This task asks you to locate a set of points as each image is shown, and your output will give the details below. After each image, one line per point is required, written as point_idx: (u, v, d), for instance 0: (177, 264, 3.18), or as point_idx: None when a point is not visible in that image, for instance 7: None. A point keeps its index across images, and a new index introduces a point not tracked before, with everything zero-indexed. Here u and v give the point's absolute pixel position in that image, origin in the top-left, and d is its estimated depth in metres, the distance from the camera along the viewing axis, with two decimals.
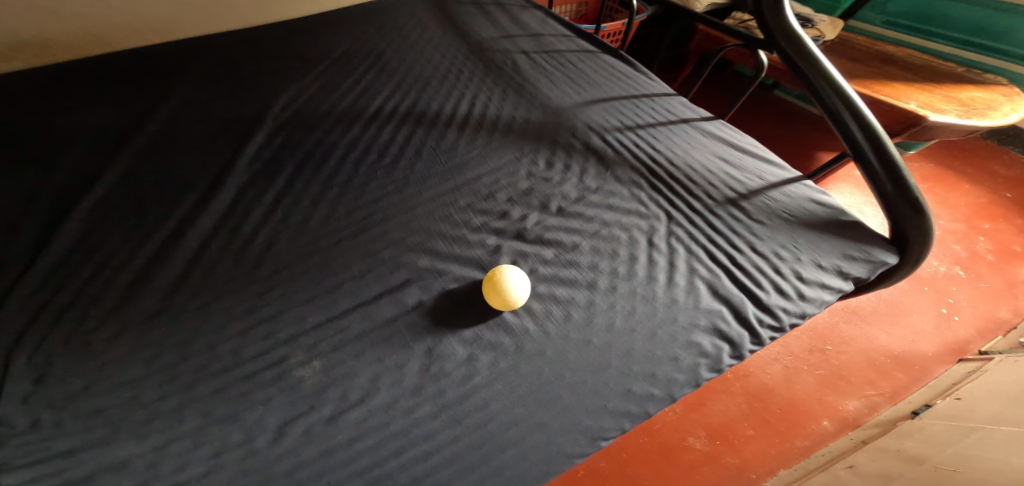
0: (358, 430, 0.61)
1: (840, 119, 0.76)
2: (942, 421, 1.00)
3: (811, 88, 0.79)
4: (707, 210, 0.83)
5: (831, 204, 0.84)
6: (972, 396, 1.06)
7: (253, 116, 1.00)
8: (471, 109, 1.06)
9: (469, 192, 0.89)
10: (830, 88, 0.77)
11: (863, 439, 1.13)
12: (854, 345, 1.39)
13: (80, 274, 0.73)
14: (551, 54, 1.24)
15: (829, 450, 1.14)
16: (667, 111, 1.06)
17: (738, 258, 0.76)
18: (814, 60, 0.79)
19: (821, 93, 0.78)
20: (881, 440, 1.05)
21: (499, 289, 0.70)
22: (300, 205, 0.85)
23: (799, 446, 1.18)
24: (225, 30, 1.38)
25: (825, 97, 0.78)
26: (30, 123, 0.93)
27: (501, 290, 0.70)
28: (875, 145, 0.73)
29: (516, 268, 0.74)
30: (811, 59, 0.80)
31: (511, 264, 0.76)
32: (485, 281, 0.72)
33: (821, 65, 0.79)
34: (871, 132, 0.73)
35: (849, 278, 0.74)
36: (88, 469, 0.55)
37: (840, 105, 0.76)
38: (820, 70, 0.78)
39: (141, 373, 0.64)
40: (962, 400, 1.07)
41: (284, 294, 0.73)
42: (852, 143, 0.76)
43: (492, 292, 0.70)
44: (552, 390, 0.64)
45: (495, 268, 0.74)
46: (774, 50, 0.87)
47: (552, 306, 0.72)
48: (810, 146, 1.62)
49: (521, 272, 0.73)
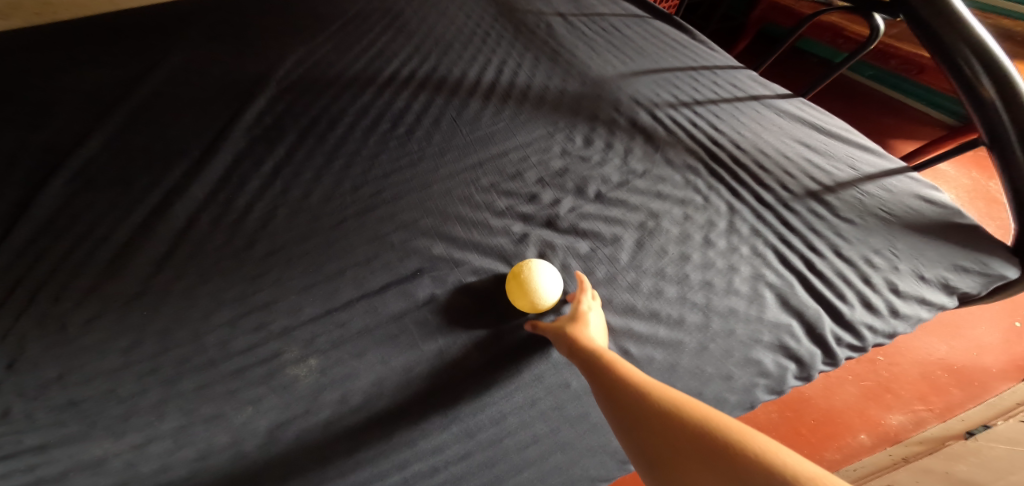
0: (356, 439, 0.53)
1: (983, 97, 0.62)
2: (1004, 445, 0.88)
3: (947, 58, 0.64)
4: (780, 203, 0.70)
5: (940, 202, 0.70)
6: None
7: (256, 78, 0.90)
8: (498, 76, 0.94)
9: (494, 170, 0.77)
10: (976, 57, 0.61)
11: (904, 457, 1.00)
12: (908, 356, 1.24)
13: (60, 246, 0.65)
14: (592, 18, 1.09)
15: (863, 465, 1.02)
16: (732, 86, 0.91)
17: (818, 263, 0.63)
18: (958, 21, 0.62)
19: (961, 64, 0.63)
20: (930, 459, 0.93)
21: (526, 287, 0.59)
22: (302, 177, 0.75)
23: (828, 458, 1.07)
24: None
25: (966, 71, 0.62)
26: (23, 80, 0.85)
27: (528, 287, 0.58)
28: None
29: (544, 262, 0.63)
30: (953, 19, 0.63)
31: (539, 258, 0.64)
32: (511, 278, 0.61)
33: (967, 26, 0.62)
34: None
35: (955, 293, 0.61)
36: (62, 466, 0.49)
37: (987, 79, 0.61)
38: (965, 35, 0.62)
39: (119, 364, 0.56)
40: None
41: (280, 279, 0.64)
42: (993, 128, 0.62)
43: (518, 291, 0.59)
44: (580, 406, 0.58)
45: (523, 262, 0.62)
46: (898, 12, 0.69)
47: None
48: (881, 133, 1.44)
49: (551, 268, 0.61)
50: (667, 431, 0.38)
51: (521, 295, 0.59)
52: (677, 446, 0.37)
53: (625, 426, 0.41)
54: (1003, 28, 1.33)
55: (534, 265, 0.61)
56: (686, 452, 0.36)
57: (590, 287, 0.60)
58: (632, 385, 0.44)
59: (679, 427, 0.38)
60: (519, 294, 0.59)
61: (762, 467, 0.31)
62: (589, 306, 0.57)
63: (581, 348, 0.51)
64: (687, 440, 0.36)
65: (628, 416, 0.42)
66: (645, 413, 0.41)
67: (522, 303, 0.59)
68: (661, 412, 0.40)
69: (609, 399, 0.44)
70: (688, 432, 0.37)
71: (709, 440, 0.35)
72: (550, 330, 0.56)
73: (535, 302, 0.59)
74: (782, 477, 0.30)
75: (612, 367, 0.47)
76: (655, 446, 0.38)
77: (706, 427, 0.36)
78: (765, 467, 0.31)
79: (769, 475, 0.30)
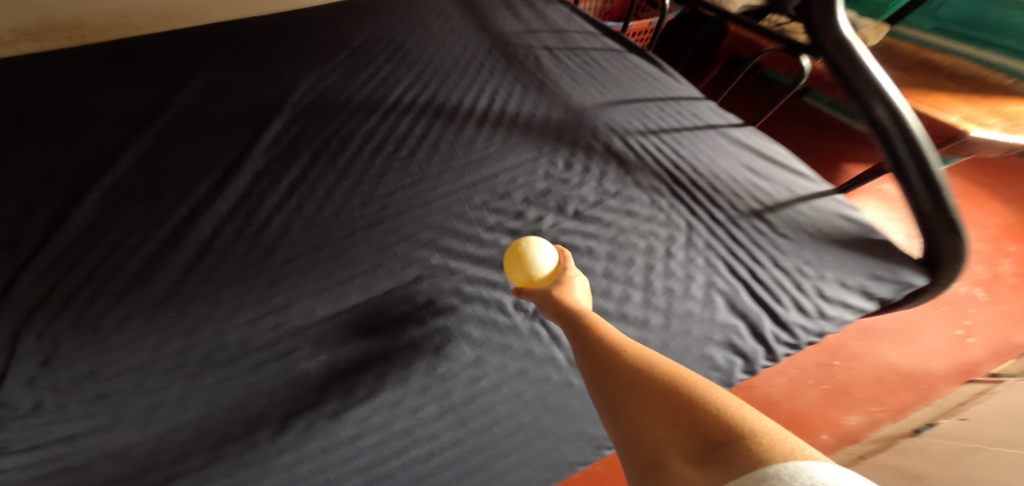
0: (360, 427, 0.61)
1: (887, 135, 0.73)
2: (945, 441, 1.00)
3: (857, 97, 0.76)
4: (729, 221, 0.80)
5: (861, 221, 0.82)
6: (978, 417, 1.04)
7: (273, 102, 0.99)
8: (489, 104, 1.04)
9: (486, 190, 0.87)
10: (879, 99, 0.73)
11: (860, 455, 1.11)
12: (863, 361, 1.34)
13: (93, 255, 0.72)
14: (575, 51, 1.21)
15: None
16: (693, 116, 1.03)
17: (759, 272, 0.73)
18: (862, 66, 0.75)
19: (867, 103, 0.75)
20: (883, 455, 1.05)
21: (524, 259, 0.63)
22: (315, 194, 0.84)
23: None
24: (249, 14, 1.34)
25: (872, 110, 0.74)
26: (54, 100, 0.92)
27: (527, 256, 0.62)
28: (917, 158, 0.70)
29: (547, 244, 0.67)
30: (858, 65, 0.76)
31: (543, 246, 0.64)
32: (513, 253, 0.64)
33: (868, 71, 0.75)
34: (914, 144, 0.70)
35: (873, 298, 0.72)
36: (87, 455, 0.56)
37: (885, 115, 0.72)
38: (868, 77, 0.74)
39: (147, 360, 0.64)
40: (968, 420, 1.05)
41: (295, 284, 0.73)
42: (894, 155, 0.72)
43: (515, 265, 0.64)
44: (560, 397, 0.67)
45: (526, 244, 0.64)
46: (819, 56, 0.82)
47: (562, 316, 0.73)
48: (836, 156, 1.58)
49: (551, 248, 0.66)
50: (630, 383, 0.37)
51: (518, 266, 0.63)
52: (636, 391, 0.36)
53: (592, 380, 0.41)
54: (934, 62, 1.42)
55: (535, 242, 0.65)
56: (642, 401, 0.35)
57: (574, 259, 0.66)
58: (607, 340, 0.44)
59: (643, 378, 0.36)
60: (516, 266, 0.63)
61: (715, 418, 0.29)
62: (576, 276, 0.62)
63: (568, 312, 0.52)
64: (646, 388, 0.35)
65: (595, 366, 0.41)
66: (612, 366, 0.40)
67: (517, 275, 0.63)
68: (630, 363, 0.39)
69: (582, 352, 0.44)
70: (649, 381, 0.36)
71: (669, 392, 0.34)
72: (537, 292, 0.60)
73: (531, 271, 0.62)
74: (734, 428, 0.28)
75: (593, 327, 0.47)
76: (615, 396, 0.37)
77: (671, 380, 0.35)
78: (719, 418, 0.29)
79: (720, 425, 0.29)
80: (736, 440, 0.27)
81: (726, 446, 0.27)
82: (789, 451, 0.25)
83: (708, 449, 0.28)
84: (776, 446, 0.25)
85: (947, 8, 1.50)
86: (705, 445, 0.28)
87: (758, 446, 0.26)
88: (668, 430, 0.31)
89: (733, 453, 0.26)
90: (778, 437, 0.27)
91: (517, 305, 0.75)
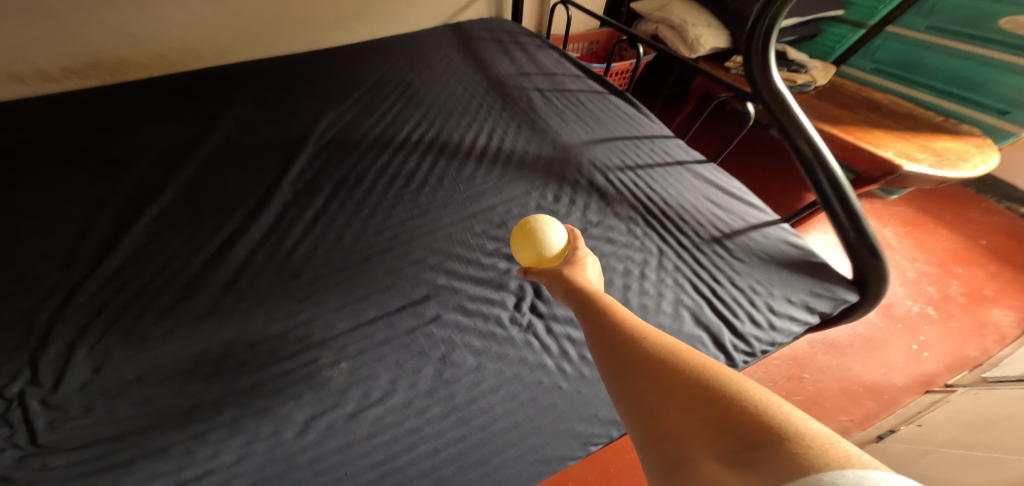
0: (375, 426, 0.71)
1: (814, 174, 0.87)
2: (903, 444, 1.12)
3: (790, 141, 0.91)
4: (694, 247, 0.93)
5: (803, 246, 0.95)
6: (932, 423, 1.15)
7: (298, 137, 1.12)
8: (488, 141, 1.18)
9: (485, 220, 1.00)
10: (807, 145, 0.88)
11: None
12: (830, 373, 1.43)
13: (140, 275, 0.83)
14: (563, 93, 1.36)
15: None
16: (664, 153, 1.17)
17: (719, 290, 0.86)
18: (793, 117, 0.91)
19: (798, 146, 0.90)
20: None
21: (534, 244, 0.78)
22: (336, 222, 0.96)
23: None
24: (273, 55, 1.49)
25: (801, 152, 0.89)
26: (106, 137, 1.05)
27: (536, 241, 0.77)
28: (839, 194, 0.84)
29: (555, 224, 0.81)
30: (790, 116, 0.91)
31: (549, 233, 0.79)
32: (525, 235, 0.80)
33: (797, 121, 0.90)
34: (836, 182, 0.84)
35: (815, 312, 0.85)
36: (131, 453, 0.64)
37: (812, 157, 0.87)
38: (797, 126, 0.90)
39: (189, 367, 0.74)
40: (924, 426, 1.15)
41: (319, 301, 0.84)
42: (822, 192, 0.86)
43: (525, 245, 0.79)
44: (550, 398, 0.77)
45: (536, 230, 0.79)
46: (759, 104, 0.97)
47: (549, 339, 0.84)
48: (798, 185, 1.74)
49: (559, 232, 0.79)
50: (662, 379, 0.43)
51: (528, 247, 0.78)
52: (672, 389, 0.41)
53: (617, 372, 0.47)
54: (874, 101, 1.59)
55: (546, 225, 0.79)
56: (675, 397, 0.41)
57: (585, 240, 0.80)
58: (635, 336, 0.49)
59: (675, 374, 0.42)
60: (526, 247, 0.79)
61: (762, 419, 0.35)
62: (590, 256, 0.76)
63: (583, 292, 0.62)
64: (680, 384, 0.41)
65: (624, 360, 0.47)
66: (644, 360, 0.46)
67: (524, 254, 0.79)
68: (661, 360, 0.45)
69: (609, 347, 0.50)
70: (684, 378, 0.41)
71: (705, 389, 0.40)
72: (550, 275, 0.71)
73: (540, 252, 0.77)
74: (772, 429, 0.34)
75: (614, 317, 0.54)
76: (644, 390, 0.43)
77: (705, 376, 0.41)
78: (765, 419, 0.35)
79: (761, 426, 0.35)
80: (782, 442, 0.33)
81: (764, 448, 0.33)
82: (839, 454, 0.31)
83: (750, 449, 0.34)
84: (827, 451, 0.31)
85: (881, 52, 1.70)
86: (743, 444, 0.34)
87: (800, 448, 0.32)
88: (702, 426, 0.37)
89: (782, 455, 0.32)
90: (827, 440, 0.32)
91: (512, 319, 0.86)
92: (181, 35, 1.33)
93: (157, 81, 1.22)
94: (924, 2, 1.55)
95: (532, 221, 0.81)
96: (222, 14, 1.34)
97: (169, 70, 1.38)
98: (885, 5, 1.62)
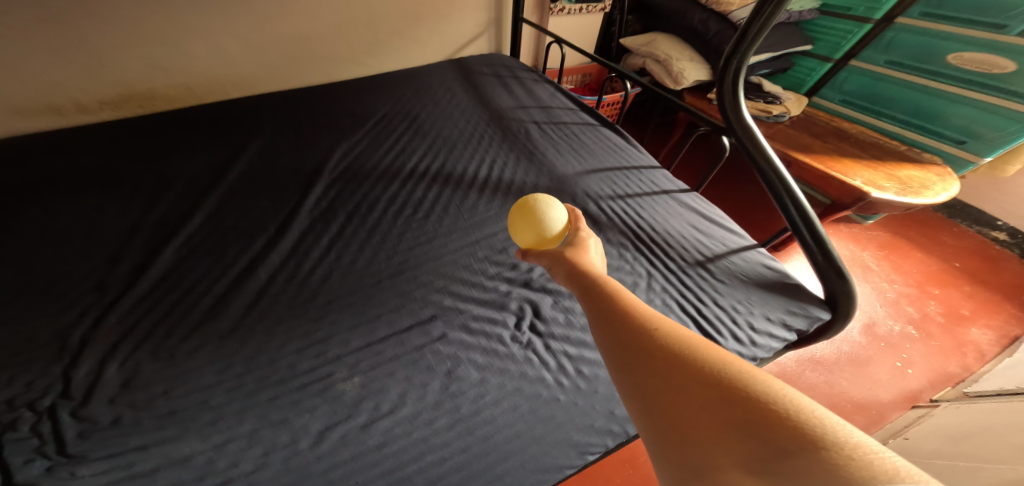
0: (386, 437, 0.77)
1: (783, 202, 0.96)
2: None
3: (761, 172, 1.00)
4: (679, 270, 1.01)
5: (778, 268, 1.03)
6: (917, 436, 1.20)
7: (314, 168, 1.20)
8: (490, 172, 1.27)
9: (487, 246, 1.08)
10: (775, 177, 0.97)
11: None
12: (819, 390, 1.49)
13: (169, 297, 0.90)
14: (559, 125, 1.46)
15: None
16: (651, 183, 1.27)
17: (703, 310, 0.93)
18: (763, 150, 1.00)
19: (768, 177, 0.99)
20: None
21: (536, 225, 0.87)
22: (350, 248, 1.03)
23: None
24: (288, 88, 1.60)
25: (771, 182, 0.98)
26: (136, 167, 1.14)
27: (537, 223, 0.86)
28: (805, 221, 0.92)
29: (555, 206, 0.90)
30: (760, 149, 1.01)
31: (549, 215, 0.87)
32: (529, 216, 0.88)
33: (766, 154, 1.00)
34: (802, 211, 0.93)
35: (792, 329, 0.92)
36: (157, 462, 0.69)
37: (780, 187, 0.96)
38: (766, 159, 0.99)
39: (213, 381, 0.79)
40: (910, 440, 1.21)
41: (334, 321, 0.91)
42: (791, 219, 0.94)
43: (528, 227, 0.87)
44: (549, 410, 0.83)
45: (539, 212, 0.87)
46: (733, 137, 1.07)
47: (547, 357, 0.90)
48: None
49: (558, 211, 0.89)
50: (681, 383, 0.48)
51: (528, 230, 0.87)
52: (692, 392, 0.47)
53: (628, 372, 0.53)
54: (844, 131, 1.71)
55: (547, 207, 0.88)
56: (695, 399, 0.46)
57: (585, 220, 0.90)
58: (647, 335, 0.55)
59: (699, 377, 0.48)
60: (525, 228, 0.88)
61: (794, 425, 0.40)
62: (592, 237, 0.85)
63: (588, 278, 0.70)
64: (702, 387, 0.46)
65: (638, 363, 0.53)
66: (660, 362, 0.51)
67: (524, 235, 0.88)
68: (681, 363, 0.50)
69: (618, 348, 0.56)
70: (706, 382, 0.47)
71: (731, 394, 0.45)
72: (553, 257, 0.79)
73: (540, 235, 0.86)
74: (798, 438, 0.39)
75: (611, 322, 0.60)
76: (658, 392, 0.49)
77: (729, 381, 0.46)
78: (796, 426, 0.40)
79: (788, 434, 0.40)
80: (810, 453, 0.38)
81: (791, 456, 0.38)
82: (882, 467, 0.36)
83: (776, 456, 0.39)
84: (869, 463, 0.36)
85: (847, 83, 1.83)
86: (768, 449, 0.40)
87: (827, 457, 0.37)
88: (724, 431, 0.43)
89: (815, 465, 0.37)
90: (870, 452, 0.37)
91: (512, 337, 0.93)
92: (206, 71, 1.44)
93: (184, 115, 1.32)
94: (881, 38, 1.69)
95: (532, 203, 0.89)
96: (246, 52, 1.46)
97: (193, 102, 1.48)
98: (849, 39, 1.76)
